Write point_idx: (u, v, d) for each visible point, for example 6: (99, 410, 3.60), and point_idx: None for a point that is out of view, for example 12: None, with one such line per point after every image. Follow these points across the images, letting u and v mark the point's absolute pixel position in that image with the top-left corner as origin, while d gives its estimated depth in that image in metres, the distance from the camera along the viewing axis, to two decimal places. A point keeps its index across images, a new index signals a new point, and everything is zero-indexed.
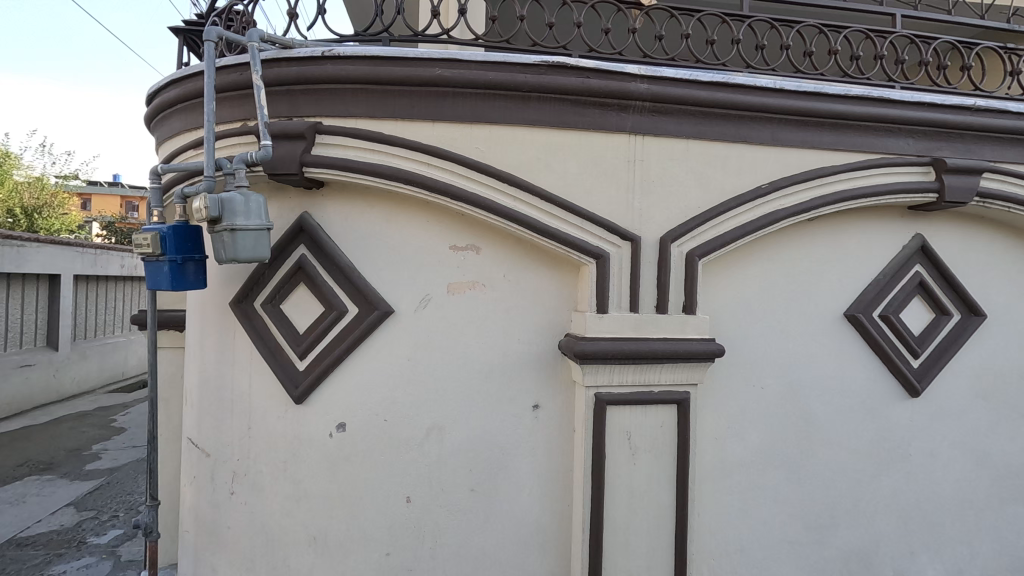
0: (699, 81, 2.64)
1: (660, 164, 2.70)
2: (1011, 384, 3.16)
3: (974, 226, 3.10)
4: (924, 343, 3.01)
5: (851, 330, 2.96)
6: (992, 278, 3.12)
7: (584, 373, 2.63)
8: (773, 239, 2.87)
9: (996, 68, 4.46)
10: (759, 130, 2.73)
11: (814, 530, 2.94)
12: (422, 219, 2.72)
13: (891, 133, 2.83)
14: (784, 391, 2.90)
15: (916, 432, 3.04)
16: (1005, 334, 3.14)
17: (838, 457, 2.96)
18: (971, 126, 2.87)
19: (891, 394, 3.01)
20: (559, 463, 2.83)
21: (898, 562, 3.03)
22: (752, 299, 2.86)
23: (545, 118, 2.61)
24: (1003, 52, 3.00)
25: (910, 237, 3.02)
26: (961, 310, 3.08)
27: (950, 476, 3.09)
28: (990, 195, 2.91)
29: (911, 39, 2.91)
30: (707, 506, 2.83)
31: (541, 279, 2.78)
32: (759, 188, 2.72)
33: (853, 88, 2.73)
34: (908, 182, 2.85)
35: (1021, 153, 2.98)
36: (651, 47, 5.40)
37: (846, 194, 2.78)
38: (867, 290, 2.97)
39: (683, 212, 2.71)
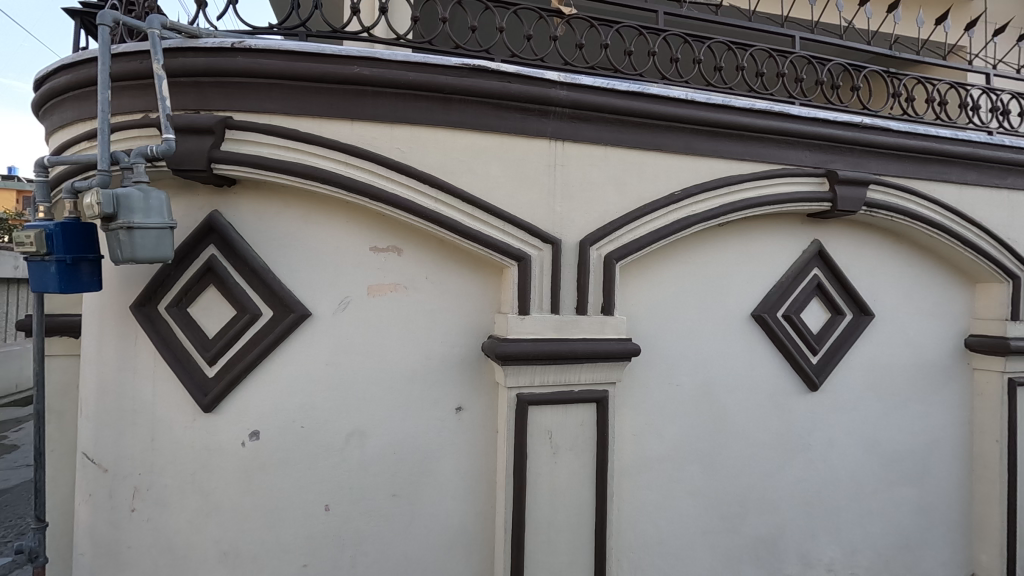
0: (616, 90, 2.73)
1: (580, 169, 2.76)
2: (896, 378, 3.44)
3: (866, 234, 3.37)
4: (821, 340, 3.25)
5: (758, 330, 3.16)
6: (880, 280, 3.40)
7: (506, 374, 2.66)
8: (687, 243, 3.02)
9: (880, 90, 4.90)
10: (673, 139, 2.86)
11: (725, 519, 3.10)
12: (341, 219, 2.66)
13: (791, 146, 3.04)
14: (697, 388, 3.05)
15: (816, 424, 3.27)
16: (891, 332, 3.42)
17: (747, 450, 3.14)
18: (860, 141, 3.12)
19: (793, 389, 3.22)
20: (482, 464, 2.84)
21: (801, 545, 3.24)
22: (667, 301, 2.99)
23: (467, 121, 2.61)
24: (887, 76, 3.29)
25: (808, 242, 3.26)
26: (853, 310, 3.35)
27: (845, 464, 3.32)
28: (876, 205, 3.16)
29: (809, 59, 3.12)
30: (627, 502, 2.93)
31: (464, 282, 2.79)
32: (672, 194, 2.84)
33: (756, 102, 2.90)
34: (805, 191, 3.07)
35: (904, 167, 3.23)
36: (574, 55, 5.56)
37: (751, 201, 2.95)
38: (771, 291, 3.17)
39: (602, 216, 2.79)
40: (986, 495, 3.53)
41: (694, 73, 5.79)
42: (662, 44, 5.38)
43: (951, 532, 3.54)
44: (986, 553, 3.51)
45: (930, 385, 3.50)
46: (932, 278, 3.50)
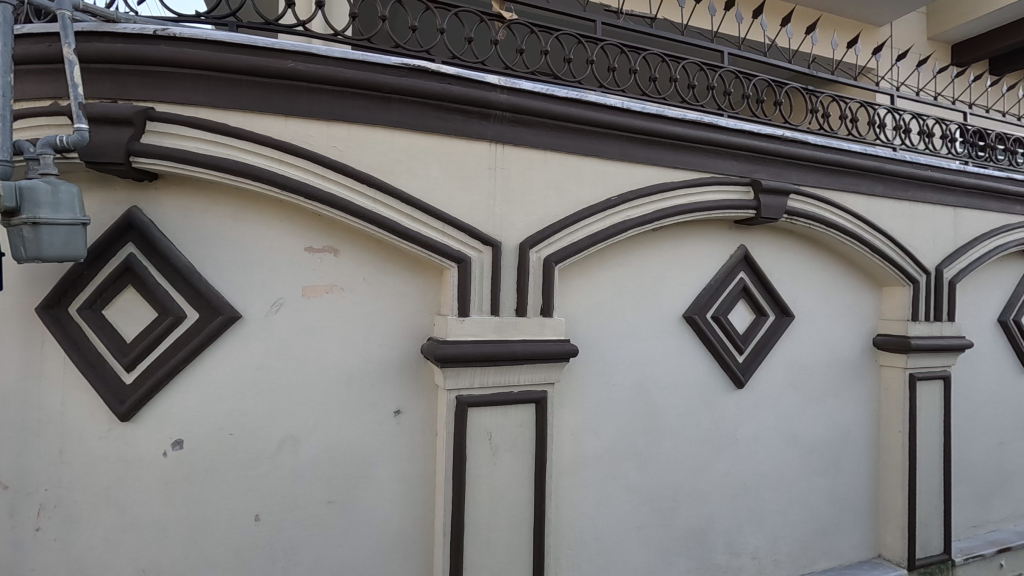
0: (556, 96, 2.78)
1: (520, 172, 2.80)
2: (815, 376, 3.67)
3: (787, 240, 3.59)
4: (747, 340, 3.44)
5: (689, 331, 3.30)
6: (800, 284, 3.62)
7: (445, 376, 2.65)
8: (623, 246, 3.11)
9: (800, 106, 5.25)
10: (609, 145, 2.94)
11: (658, 514, 3.21)
12: (275, 218, 2.57)
13: (720, 155, 3.19)
14: (633, 387, 3.15)
15: (742, 419, 3.45)
16: (810, 332, 3.65)
17: (679, 446, 3.27)
18: (782, 153, 3.32)
19: (721, 386, 3.39)
20: (422, 467, 2.81)
21: (729, 536, 3.39)
22: (604, 303, 3.08)
23: (406, 121, 2.59)
24: (806, 92, 3.52)
25: (736, 247, 3.44)
26: (776, 311, 3.55)
27: (768, 457, 3.52)
28: (796, 213, 3.37)
29: (737, 74, 3.30)
30: (564, 500, 2.98)
31: (403, 284, 2.76)
32: (609, 199, 2.92)
33: (688, 113, 3.04)
34: (732, 199, 3.23)
35: (822, 179, 3.46)
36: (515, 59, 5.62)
37: (682, 208, 3.08)
38: (701, 294, 3.32)
39: (542, 219, 2.83)
40: (891, 482, 3.81)
41: (632, 82, 5.99)
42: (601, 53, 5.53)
43: (861, 518, 3.78)
44: (891, 536, 3.77)
45: (843, 381, 3.76)
46: (845, 282, 3.76)
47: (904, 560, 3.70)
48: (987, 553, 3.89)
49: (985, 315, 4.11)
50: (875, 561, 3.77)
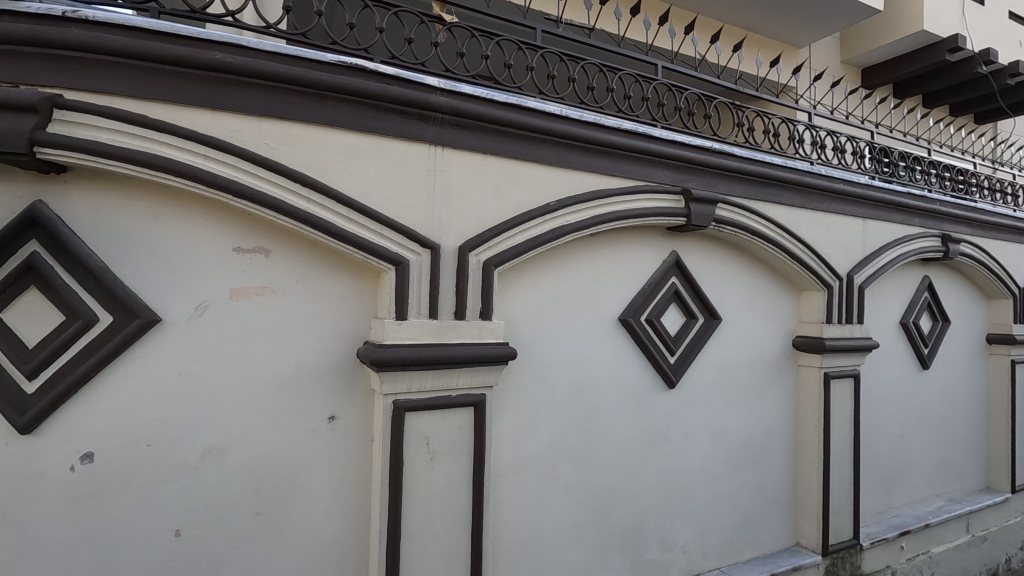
0: (495, 100, 2.80)
1: (460, 175, 2.79)
2: (740, 375, 3.87)
3: (716, 247, 3.77)
4: (678, 342, 3.58)
5: (624, 333, 3.40)
6: (727, 288, 3.81)
7: (382, 381, 2.61)
8: (561, 251, 3.17)
9: (728, 119, 5.53)
10: (548, 151, 2.99)
11: (594, 512, 3.28)
12: (200, 216, 2.45)
13: (653, 165, 3.32)
14: (570, 389, 3.21)
15: (673, 418, 3.58)
16: (736, 334, 3.85)
17: (614, 446, 3.36)
18: (712, 164, 3.48)
19: (654, 387, 3.51)
20: (357, 474, 2.75)
21: (661, 531, 3.52)
22: (542, 306, 3.12)
23: (343, 120, 2.53)
24: (733, 107, 3.71)
25: (668, 253, 3.57)
26: (705, 314, 3.72)
27: (698, 453, 3.68)
28: (724, 221, 3.54)
29: (670, 87, 3.43)
30: (503, 502, 2.99)
31: (338, 286, 2.70)
32: (548, 204, 2.97)
33: (623, 123, 3.14)
34: (665, 206, 3.36)
35: (747, 189, 3.66)
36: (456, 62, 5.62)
37: (618, 214, 3.18)
38: (636, 298, 3.43)
39: (481, 222, 2.83)
40: (808, 473, 4.07)
41: (572, 90, 6.12)
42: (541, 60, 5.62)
43: (781, 509, 4.01)
44: (807, 525, 4.02)
45: (765, 380, 3.98)
46: (768, 287, 3.99)
47: (819, 547, 3.95)
48: (890, 536, 4.21)
49: (889, 317, 4.47)
50: (794, 549, 4.01)
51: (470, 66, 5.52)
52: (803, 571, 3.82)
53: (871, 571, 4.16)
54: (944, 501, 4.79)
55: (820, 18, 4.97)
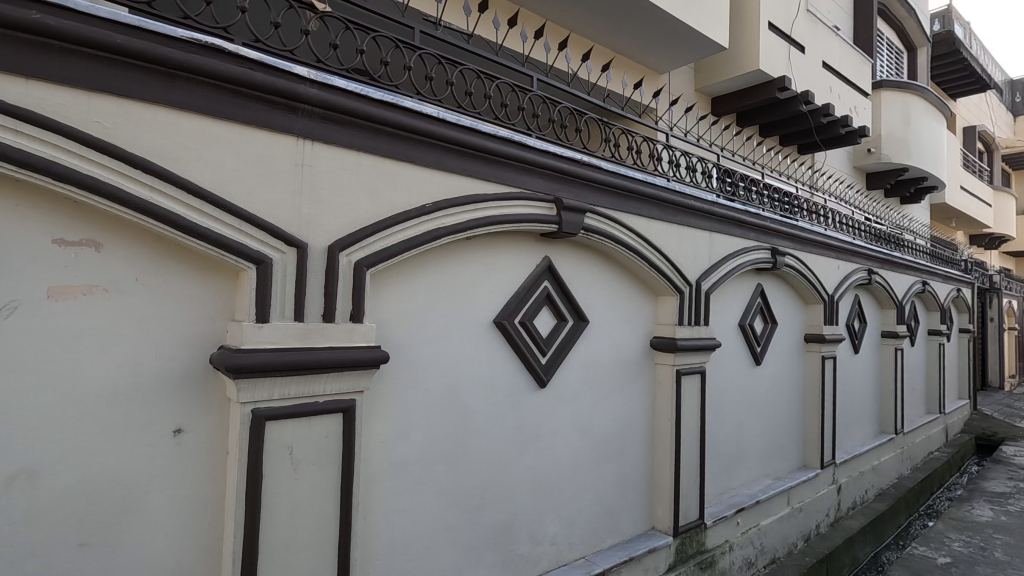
0: (370, 97, 2.73)
1: (331, 172, 2.66)
2: (605, 374, 4.14)
3: (585, 253, 3.99)
4: (549, 344, 3.73)
5: (498, 336, 3.48)
6: (594, 292, 4.06)
7: (238, 389, 2.40)
8: (436, 253, 3.16)
9: (597, 134, 5.91)
10: (424, 153, 2.97)
11: (467, 513, 3.31)
12: (9, 202, 2.07)
13: (527, 173, 3.44)
14: (444, 392, 3.21)
15: (543, 417, 3.73)
16: (601, 336, 4.11)
17: (487, 447, 3.42)
18: (581, 175, 3.68)
19: (526, 387, 3.62)
20: (208, 491, 2.51)
21: (531, 527, 3.64)
22: (417, 309, 3.09)
23: (196, 103, 2.30)
24: (602, 123, 3.97)
25: (541, 258, 3.71)
26: (574, 317, 3.92)
27: (567, 448, 3.86)
28: (592, 229, 3.77)
29: (544, 99, 3.58)
30: (374, 510, 2.91)
31: (188, 285, 2.44)
32: (424, 206, 2.94)
33: (499, 130, 3.21)
34: (539, 213, 3.49)
35: (613, 200, 3.93)
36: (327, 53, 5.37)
37: (493, 219, 3.24)
38: (510, 301, 3.52)
39: (353, 221, 2.72)
40: (661, 462, 4.45)
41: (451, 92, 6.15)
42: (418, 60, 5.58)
43: (639, 496, 4.35)
44: (661, 509, 4.40)
45: (627, 378, 4.30)
46: (630, 292, 4.32)
47: (670, 529, 4.34)
48: (728, 514, 4.76)
49: (729, 320, 5.05)
50: (649, 533, 4.36)
51: (342, 59, 5.32)
52: (657, 552, 4.16)
53: (713, 546, 4.66)
54: (771, 480, 5.50)
55: (677, 48, 5.50)
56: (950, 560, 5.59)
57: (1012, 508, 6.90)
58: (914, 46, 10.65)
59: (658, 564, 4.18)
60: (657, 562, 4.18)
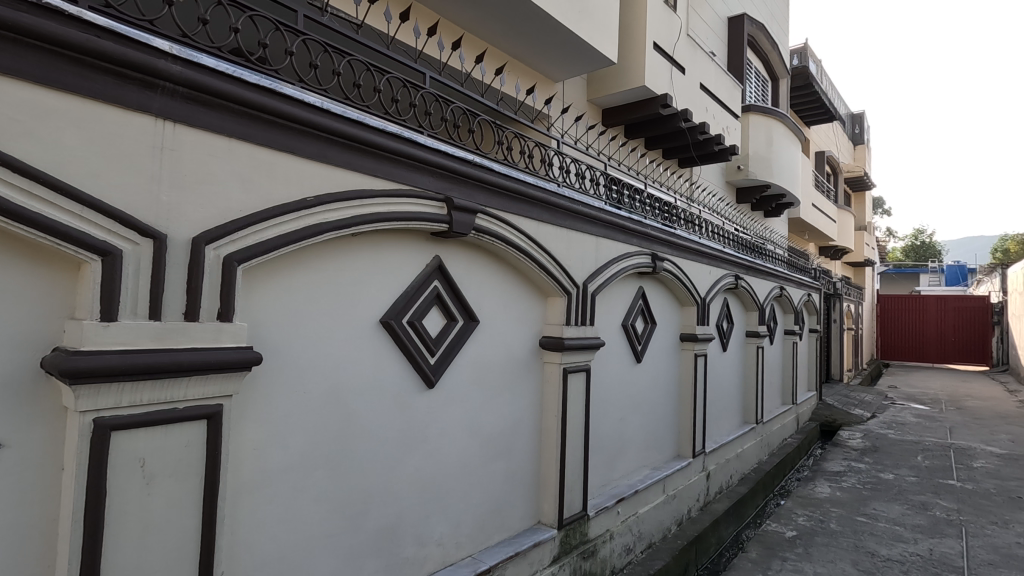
0: (244, 80, 2.53)
1: (196, 157, 2.43)
2: (494, 373, 4.19)
3: (476, 253, 4.01)
4: (438, 344, 3.70)
5: (385, 336, 3.40)
6: (485, 293, 4.10)
7: (76, 396, 2.13)
8: (317, 250, 3.02)
9: (489, 136, 5.99)
10: (306, 144, 2.81)
11: (348, 519, 3.19)
12: None
13: (417, 171, 3.38)
14: (325, 393, 3.08)
15: (432, 417, 3.69)
16: (491, 336, 4.16)
17: (372, 449, 3.32)
18: (473, 175, 3.69)
19: (413, 388, 3.56)
20: (37, 514, 2.19)
21: (417, 529, 3.59)
22: (296, 308, 2.94)
23: (26, 69, 2.00)
24: (494, 125, 4.00)
25: (431, 258, 3.68)
26: (464, 317, 3.93)
27: (455, 448, 3.86)
28: (483, 230, 3.79)
29: (437, 97, 3.53)
30: (242, 523, 2.72)
31: (12, 277, 2.12)
32: (305, 199, 2.79)
33: (388, 126, 3.12)
34: (429, 212, 3.44)
35: (504, 202, 3.98)
36: (195, 27, 4.93)
37: (380, 216, 3.15)
38: (398, 300, 3.45)
39: (223, 212, 2.51)
40: (548, 458, 4.60)
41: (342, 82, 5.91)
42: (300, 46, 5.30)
43: (525, 492, 4.46)
44: (547, 503, 4.54)
45: (516, 376, 4.38)
46: (519, 292, 4.41)
47: (555, 521, 4.49)
48: (609, 504, 5.02)
49: (612, 320, 5.33)
50: (535, 527, 4.48)
51: (214, 36, 4.92)
52: (542, 545, 4.29)
53: (595, 536, 4.89)
54: (649, 470, 5.88)
55: (569, 58, 5.71)
56: (796, 533, 6.32)
57: (845, 484, 7.95)
58: (777, 76, 11.93)
59: (543, 557, 4.31)
60: (542, 555, 4.30)
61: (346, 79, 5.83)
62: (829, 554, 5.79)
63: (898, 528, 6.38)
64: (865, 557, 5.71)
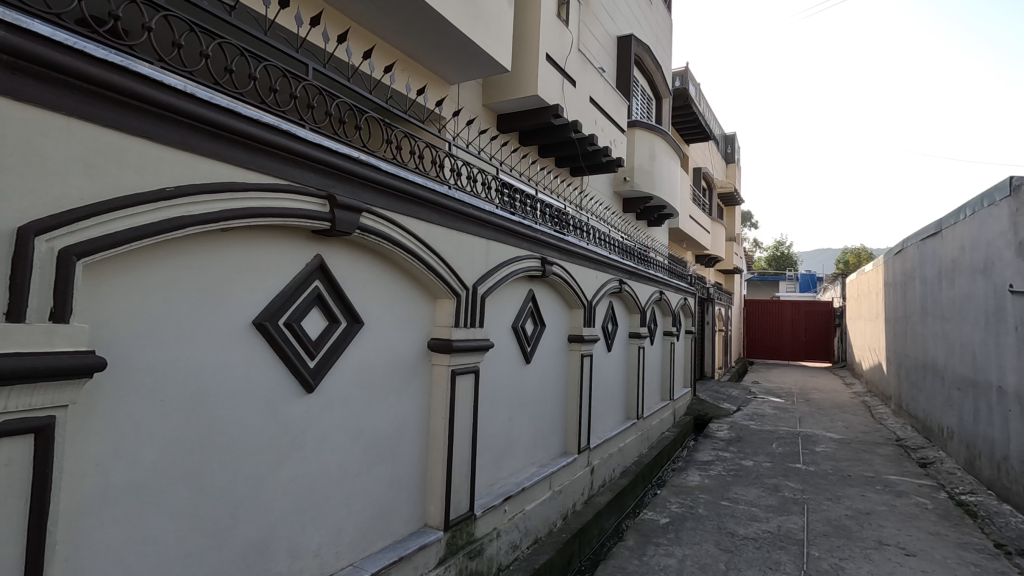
0: (88, 54, 2.26)
1: (24, 136, 2.13)
2: (379, 376, 4.10)
3: (361, 253, 3.90)
4: (318, 346, 3.55)
5: (257, 338, 3.20)
6: (370, 293, 4.00)
7: None
8: (177, 245, 2.77)
9: (377, 134, 5.89)
10: (165, 130, 2.57)
11: (210, 536, 2.96)
12: None
13: (296, 165, 3.22)
14: (187, 401, 2.84)
15: (310, 423, 3.54)
16: (375, 338, 4.06)
17: (240, 460, 3.11)
18: (358, 173, 3.58)
19: (289, 393, 3.39)
20: None
21: (291, 541, 3.41)
22: (151, 308, 2.68)
23: None
24: (382, 123, 3.90)
25: (311, 257, 3.52)
26: (346, 318, 3.81)
27: (335, 454, 3.72)
28: (367, 230, 3.70)
29: (321, 90, 3.37)
30: (79, 549, 2.42)
31: None
32: (163, 189, 2.55)
33: (263, 116, 2.94)
34: (308, 209, 3.29)
35: (391, 202, 3.91)
36: None
37: (253, 211, 2.96)
38: (272, 300, 3.27)
39: (59, 200, 2.23)
40: (435, 461, 4.58)
41: (213, 64, 5.47)
42: (163, 22, 4.86)
43: (411, 495, 4.41)
44: (433, 505, 4.53)
45: (402, 379, 4.33)
46: (407, 293, 4.36)
47: (441, 523, 4.48)
48: (496, 503, 5.10)
49: (502, 322, 5.44)
50: (421, 530, 4.44)
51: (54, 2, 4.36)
52: (427, 548, 4.26)
53: (481, 535, 4.94)
54: (536, 468, 6.07)
55: (462, 62, 5.74)
56: (668, 519, 6.84)
57: (713, 472, 8.73)
58: (660, 95, 12.81)
59: (429, 560, 4.28)
60: (427, 558, 4.27)
61: (217, 62, 5.43)
62: (696, 536, 6.32)
63: (754, 509, 7.12)
64: (726, 537, 6.31)
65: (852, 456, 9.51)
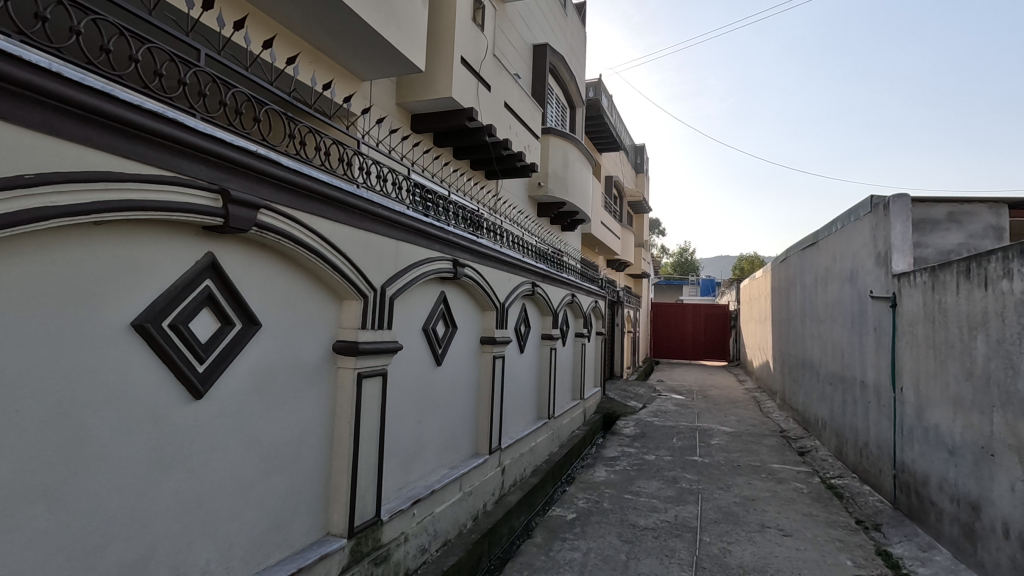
0: None
1: None
2: (277, 379, 3.91)
3: (258, 251, 3.72)
4: (207, 349, 3.34)
5: (137, 340, 2.96)
6: (268, 294, 3.81)
7: None
8: (39, 238, 2.51)
9: (278, 127, 5.68)
10: (26, 110, 2.32)
11: (77, 559, 2.69)
12: None
13: (183, 157, 3.01)
14: (50, 411, 2.57)
15: (198, 431, 3.31)
16: (274, 339, 3.87)
17: (114, 472, 2.85)
18: (254, 168, 3.39)
19: (174, 400, 3.15)
20: None
21: (175, 558, 3.17)
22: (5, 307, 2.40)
23: None
24: (284, 117, 3.72)
25: (202, 254, 3.31)
26: (241, 320, 3.61)
27: (226, 463, 3.51)
28: (265, 228, 3.52)
29: (214, 78, 3.16)
30: None
31: None
32: (22, 177, 2.30)
33: (146, 102, 2.72)
34: (198, 204, 3.09)
35: (292, 198, 3.75)
36: None
37: (132, 204, 2.74)
38: (155, 300, 3.04)
39: None
40: (339, 467, 4.45)
41: (88, 42, 5.01)
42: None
43: (313, 504, 4.25)
44: (336, 513, 4.39)
45: (304, 383, 4.16)
46: (310, 294, 4.20)
47: (345, 531, 4.35)
48: (403, 507, 5.04)
49: (412, 323, 5.38)
50: (323, 539, 4.28)
51: None
52: (329, 557, 4.12)
53: (388, 540, 4.85)
54: (446, 469, 6.05)
55: (373, 59, 5.64)
56: (575, 514, 7.08)
57: (618, 467, 9.15)
58: (575, 104, 13.26)
59: (330, 569, 4.14)
60: (328, 567, 4.12)
61: (92, 40, 4.98)
62: (600, 530, 6.59)
63: (654, 501, 7.55)
64: (628, 528, 6.64)
65: (742, 448, 10.32)
